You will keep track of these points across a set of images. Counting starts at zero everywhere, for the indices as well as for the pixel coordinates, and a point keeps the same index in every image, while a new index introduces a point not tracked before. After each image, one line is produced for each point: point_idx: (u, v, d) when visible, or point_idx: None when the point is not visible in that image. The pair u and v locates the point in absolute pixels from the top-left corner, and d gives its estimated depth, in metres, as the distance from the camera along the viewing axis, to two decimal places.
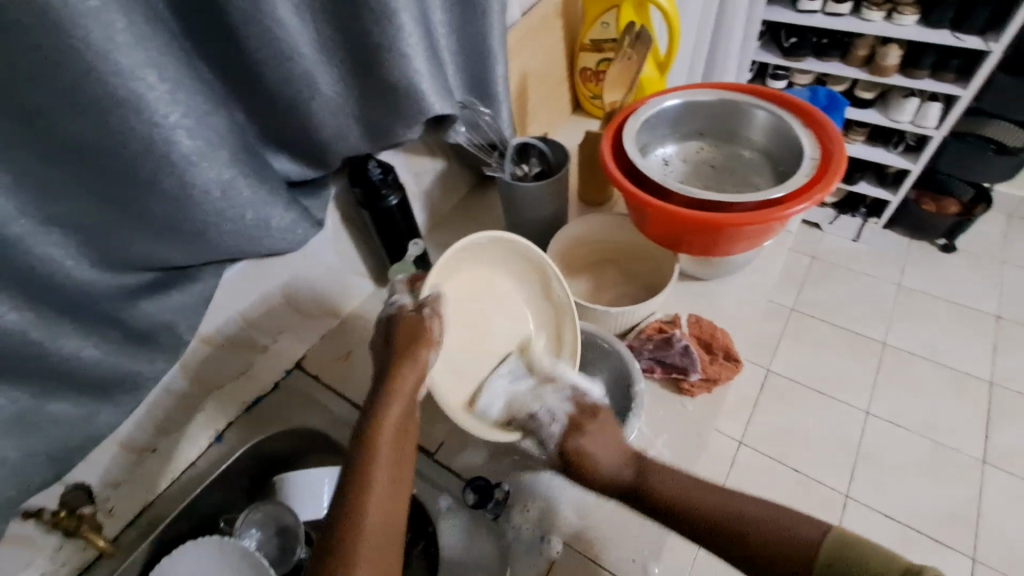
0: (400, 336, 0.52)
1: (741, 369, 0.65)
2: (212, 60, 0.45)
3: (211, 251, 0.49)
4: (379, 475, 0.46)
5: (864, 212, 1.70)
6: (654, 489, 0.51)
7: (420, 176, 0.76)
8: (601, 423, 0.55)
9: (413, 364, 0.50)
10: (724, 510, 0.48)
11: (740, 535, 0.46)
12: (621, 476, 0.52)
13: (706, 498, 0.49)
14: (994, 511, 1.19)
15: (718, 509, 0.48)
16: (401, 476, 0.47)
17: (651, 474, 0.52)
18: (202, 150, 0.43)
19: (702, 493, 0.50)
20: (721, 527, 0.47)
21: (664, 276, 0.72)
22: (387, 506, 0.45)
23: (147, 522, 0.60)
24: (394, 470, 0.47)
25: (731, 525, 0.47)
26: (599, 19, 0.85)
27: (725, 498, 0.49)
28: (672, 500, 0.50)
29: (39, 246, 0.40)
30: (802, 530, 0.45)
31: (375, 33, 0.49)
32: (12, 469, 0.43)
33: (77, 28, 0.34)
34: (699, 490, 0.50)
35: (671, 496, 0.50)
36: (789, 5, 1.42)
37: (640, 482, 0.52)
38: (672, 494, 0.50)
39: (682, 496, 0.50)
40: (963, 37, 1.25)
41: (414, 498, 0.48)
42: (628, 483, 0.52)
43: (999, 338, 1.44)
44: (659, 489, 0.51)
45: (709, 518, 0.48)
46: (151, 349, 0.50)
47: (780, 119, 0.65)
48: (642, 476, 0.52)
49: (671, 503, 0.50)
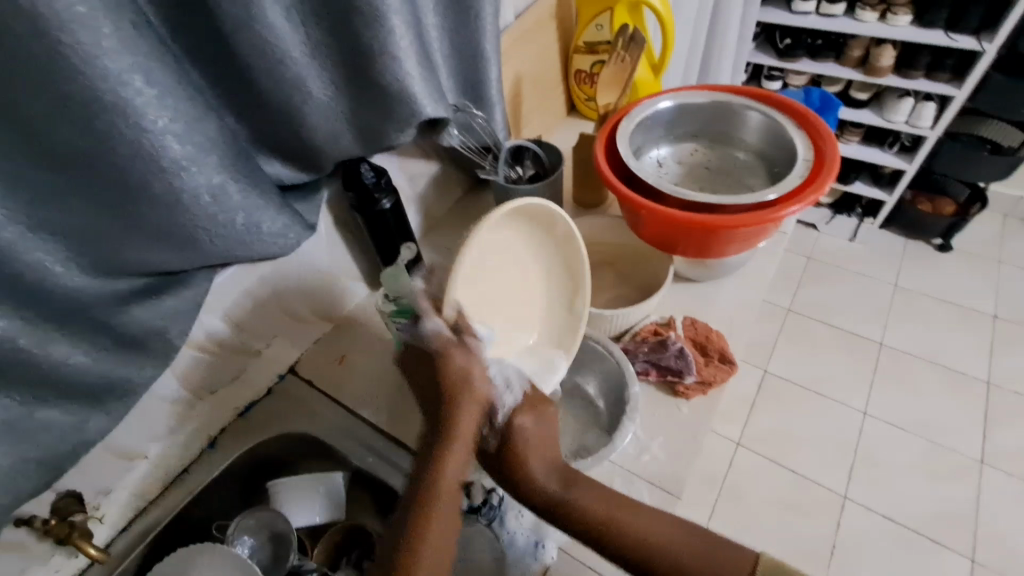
0: (453, 368, 0.51)
1: (736, 371, 0.65)
2: (202, 64, 0.45)
3: (202, 256, 0.49)
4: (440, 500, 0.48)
5: (859, 213, 1.69)
6: (592, 513, 0.49)
7: (415, 179, 0.76)
8: (546, 424, 0.54)
9: (472, 400, 0.51)
10: (658, 536, 0.47)
11: (669, 560, 0.46)
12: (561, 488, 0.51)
13: (638, 524, 0.48)
14: (992, 511, 1.19)
15: (652, 534, 0.48)
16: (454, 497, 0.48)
17: (584, 492, 0.51)
18: (193, 154, 0.43)
19: (637, 516, 0.49)
20: (654, 556, 0.47)
21: (659, 278, 0.72)
22: (444, 532, 0.47)
23: (140, 529, 0.60)
24: (450, 497, 0.48)
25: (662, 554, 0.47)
26: (592, 22, 0.85)
27: (657, 523, 0.48)
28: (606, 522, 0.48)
29: (29, 252, 0.39)
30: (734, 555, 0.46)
31: (366, 36, 0.49)
32: (0, 477, 0.42)
33: (63, 33, 0.33)
34: (635, 513, 0.49)
35: (609, 518, 0.49)
36: (783, 6, 1.42)
37: (576, 499, 0.50)
38: (604, 515, 0.49)
39: (618, 522, 0.48)
40: (957, 37, 1.25)
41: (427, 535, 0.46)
42: (565, 500, 0.50)
43: (995, 338, 1.44)
44: (597, 508, 0.49)
45: (642, 543, 0.47)
46: (142, 355, 0.49)
47: (773, 120, 0.65)
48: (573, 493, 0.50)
49: (605, 524, 0.48)
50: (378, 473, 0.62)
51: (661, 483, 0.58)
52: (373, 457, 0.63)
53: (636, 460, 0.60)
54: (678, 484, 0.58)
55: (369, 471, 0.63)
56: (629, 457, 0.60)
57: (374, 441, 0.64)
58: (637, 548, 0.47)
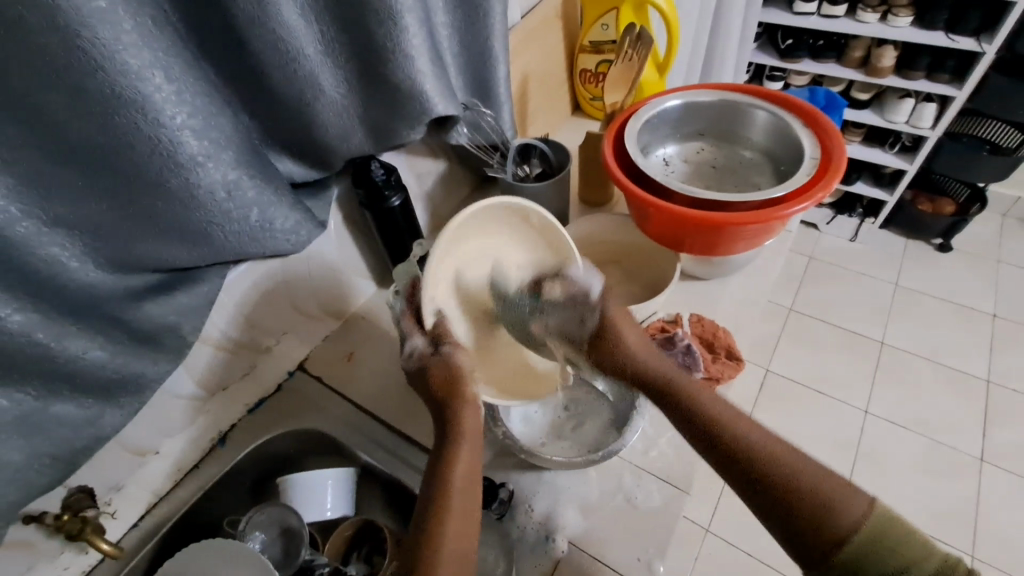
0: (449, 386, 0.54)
1: (743, 367, 0.66)
2: (217, 61, 0.46)
3: (216, 252, 0.49)
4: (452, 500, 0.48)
5: (861, 213, 1.68)
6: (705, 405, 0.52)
7: (423, 177, 0.76)
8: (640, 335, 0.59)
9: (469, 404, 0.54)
10: (774, 445, 0.49)
11: (779, 469, 0.47)
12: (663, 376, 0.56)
13: (755, 434, 0.50)
14: (992, 508, 1.20)
15: (762, 443, 0.49)
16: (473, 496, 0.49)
17: (697, 391, 0.54)
18: (208, 150, 0.43)
19: (749, 425, 0.50)
20: (761, 460, 0.48)
21: (665, 276, 0.73)
22: (466, 531, 0.47)
23: (150, 524, 0.60)
24: (464, 497, 0.49)
25: (772, 462, 0.48)
26: (598, 21, 0.86)
27: (772, 441, 0.49)
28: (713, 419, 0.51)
29: (42, 246, 0.39)
30: (845, 495, 0.45)
31: (379, 34, 0.49)
32: (16, 471, 0.42)
33: (83, 28, 0.34)
34: (751, 422, 0.51)
35: (722, 417, 0.51)
36: (785, 7, 1.43)
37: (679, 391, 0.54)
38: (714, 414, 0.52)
39: (733, 423, 0.50)
40: (957, 38, 1.26)
41: (448, 522, 0.47)
42: (679, 390, 0.54)
43: (995, 337, 1.45)
44: (710, 411, 0.52)
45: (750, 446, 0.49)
46: (155, 350, 0.50)
47: (780, 118, 0.66)
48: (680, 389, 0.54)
49: (714, 421, 0.51)
50: (388, 469, 0.62)
51: (669, 478, 0.59)
52: (382, 453, 0.64)
53: (644, 456, 0.61)
54: (686, 480, 0.59)
55: (378, 467, 0.63)
56: (637, 452, 0.61)
57: (383, 437, 0.65)
58: (745, 448, 0.49)
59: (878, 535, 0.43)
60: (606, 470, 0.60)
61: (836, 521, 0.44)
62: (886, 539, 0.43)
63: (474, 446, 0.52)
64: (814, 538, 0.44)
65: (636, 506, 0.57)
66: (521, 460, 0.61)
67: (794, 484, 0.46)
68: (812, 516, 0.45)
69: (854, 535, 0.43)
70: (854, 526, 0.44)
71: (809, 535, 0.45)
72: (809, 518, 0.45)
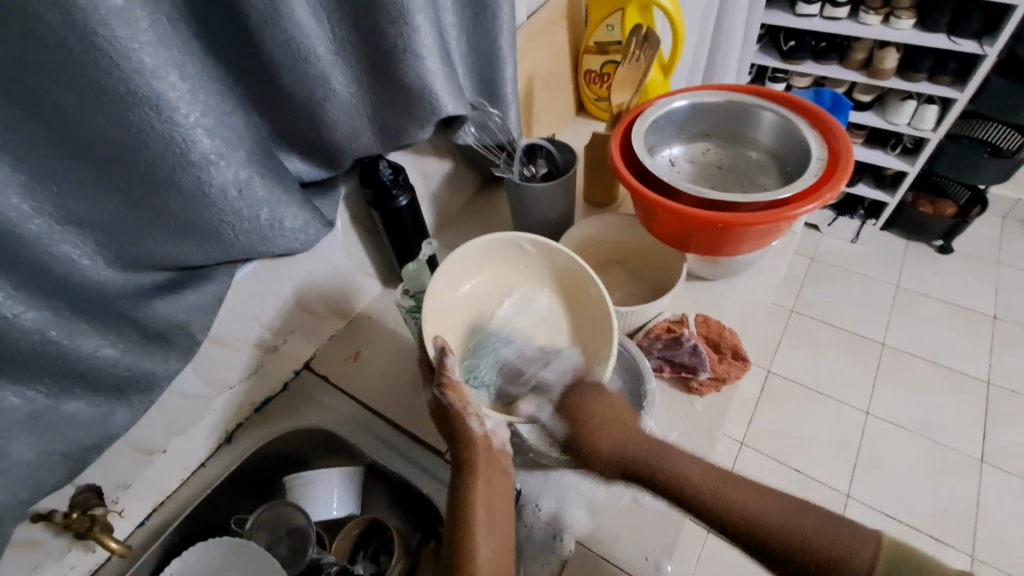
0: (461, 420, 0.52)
1: (750, 368, 0.66)
2: (229, 59, 0.46)
3: (226, 250, 0.49)
4: (479, 519, 0.49)
5: (862, 214, 1.69)
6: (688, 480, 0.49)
7: (429, 177, 0.76)
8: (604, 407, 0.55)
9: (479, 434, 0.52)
10: (769, 512, 0.46)
11: (768, 529, 0.45)
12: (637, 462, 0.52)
13: (736, 492, 0.48)
14: (993, 509, 1.20)
15: (761, 508, 0.47)
16: (500, 517, 0.50)
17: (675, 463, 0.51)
18: (220, 149, 0.43)
19: (741, 490, 0.48)
20: (767, 531, 0.45)
21: (672, 277, 0.72)
22: (496, 544, 0.48)
23: (157, 522, 0.61)
24: (489, 517, 0.49)
25: (774, 529, 0.45)
26: (603, 22, 0.86)
27: (772, 503, 0.47)
28: (697, 488, 0.48)
29: (55, 244, 0.39)
30: (850, 542, 0.44)
31: (389, 33, 0.49)
32: (27, 470, 0.42)
33: (99, 25, 0.34)
34: (743, 487, 0.48)
35: (712, 487, 0.48)
36: (788, 9, 1.43)
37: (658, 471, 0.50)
38: (704, 485, 0.49)
39: (722, 495, 0.48)
40: (959, 41, 1.27)
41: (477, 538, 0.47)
42: (644, 468, 0.51)
43: (995, 338, 1.45)
44: (701, 484, 0.49)
45: (750, 516, 0.46)
46: (164, 348, 0.50)
47: (787, 119, 0.66)
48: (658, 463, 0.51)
49: (710, 493, 0.48)
50: (395, 469, 0.62)
51: None
52: (388, 452, 0.64)
53: None
54: None
55: (384, 467, 0.64)
56: None
57: (390, 435, 0.65)
58: (748, 518, 0.46)
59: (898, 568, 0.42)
60: None
61: (855, 572, 0.42)
62: (912, 574, 0.41)
63: (488, 470, 0.52)
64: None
65: (644, 506, 0.57)
66: (527, 459, 0.61)
67: (796, 545, 0.44)
68: (831, 575, 0.43)
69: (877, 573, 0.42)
70: (877, 568, 0.42)
71: None
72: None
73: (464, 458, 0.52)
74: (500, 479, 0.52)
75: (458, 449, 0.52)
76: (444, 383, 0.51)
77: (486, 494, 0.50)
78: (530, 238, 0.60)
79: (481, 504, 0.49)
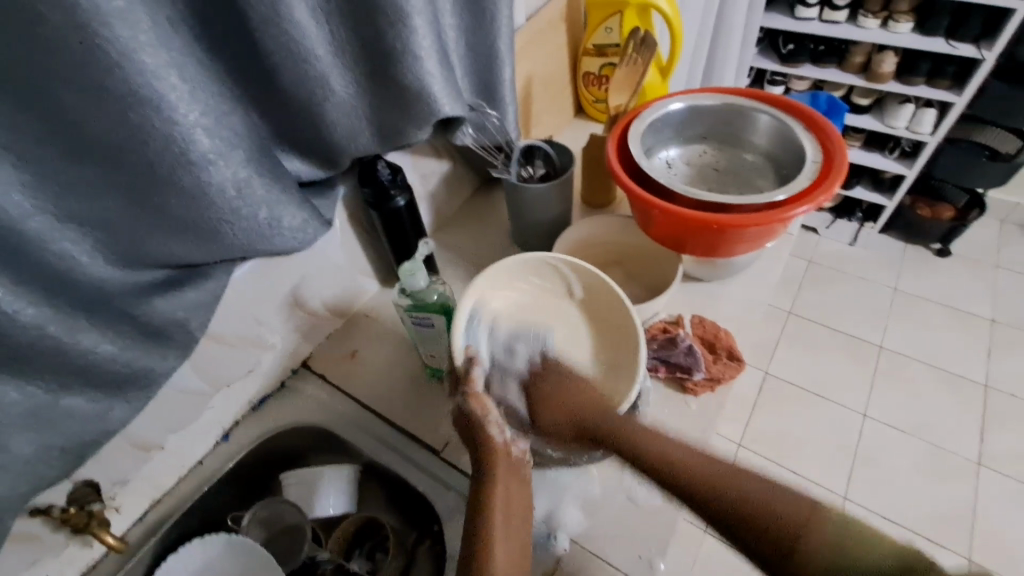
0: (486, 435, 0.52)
1: (744, 368, 0.66)
2: (228, 61, 0.46)
3: (224, 249, 0.50)
4: (497, 524, 0.49)
5: (860, 217, 1.70)
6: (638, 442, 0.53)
7: (427, 177, 0.77)
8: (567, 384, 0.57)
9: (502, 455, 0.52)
10: (718, 468, 0.50)
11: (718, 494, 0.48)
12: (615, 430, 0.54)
13: (681, 456, 0.52)
14: (990, 512, 1.21)
15: (701, 470, 0.50)
16: (517, 518, 0.50)
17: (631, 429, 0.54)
18: (220, 148, 0.44)
19: (692, 458, 0.51)
20: (708, 489, 0.49)
21: (667, 278, 0.73)
22: (511, 549, 0.48)
23: (154, 518, 0.61)
24: (507, 522, 0.49)
25: (717, 490, 0.49)
26: (602, 24, 0.87)
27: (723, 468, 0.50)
28: (652, 450, 0.52)
29: (55, 241, 0.40)
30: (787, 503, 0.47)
31: (388, 35, 0.50)
32: (26, 464, 0.43)
33: (101, 26, 0.34)
34: (691, 454, 0.52)
35: (661, 454, 0.52)
36: (787, 12, 1.44)
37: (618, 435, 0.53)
38: (660, 446, 0.53)
39: (676, 458, 0.51)
40: (957, 45, 1.27)
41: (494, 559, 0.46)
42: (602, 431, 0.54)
43: (993, 342, 1.46)
44: (660, 450, 0.52)
45: (690, 476, 0.50)
46: (163, 345, 0.50)
47: (782, 122, 0.67)
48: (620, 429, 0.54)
49: (663, 458, 0.52)
50: (391, 467, 0.63)
51: None
52: (384, 450, 0.64)
53: None
54: None
55: (380, 465, 0.64)
56: None
57: (386, 433, 0.65)
58: (688, 479, 0.50)
59: (841, 537, 0.44)
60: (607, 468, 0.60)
61: (786, 534, 0.45)
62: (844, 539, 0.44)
63: (511, 488, 0.51)
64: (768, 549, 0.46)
65: (637, 504, 0.58)
66: None
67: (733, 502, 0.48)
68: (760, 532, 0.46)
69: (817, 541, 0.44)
70: (815, 538, 0.45)
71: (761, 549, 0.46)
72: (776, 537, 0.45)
73: (486, 469, 0.51)
74: (519, 485, 0.52)
75: (480, 458, 0.52)
76: (470, 393, 0.53)
77: (506, 501, 0.50)
78: (562, 259, 0.61)
79: (500, 509, 0.49)
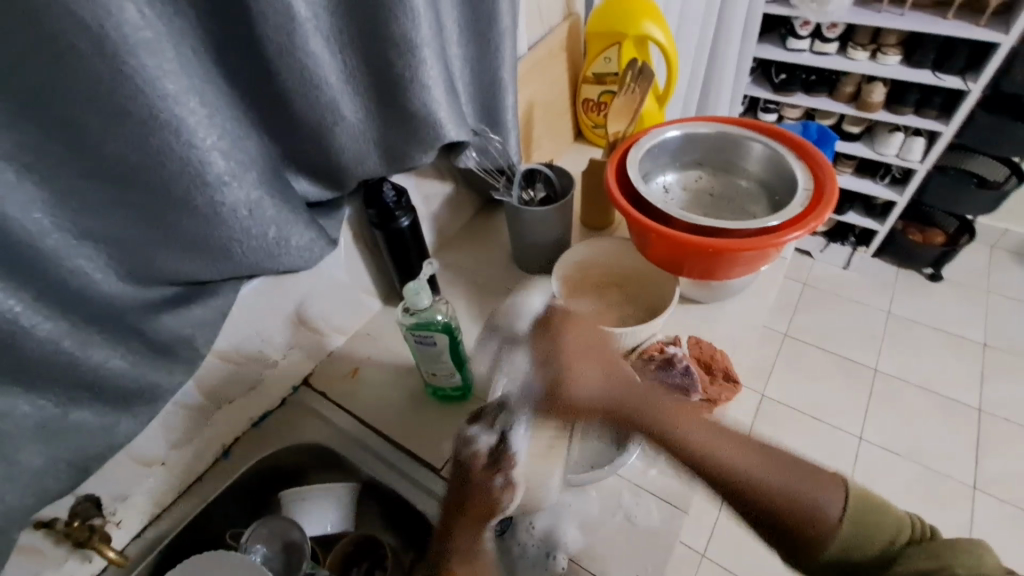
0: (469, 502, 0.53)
1: (739, 390, 0.69)
2: (241, 87, 0.48)
3: (232, 267, 0.51)
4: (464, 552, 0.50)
5: (853, 241, 1.73)
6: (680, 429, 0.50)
7: (430, 199, 0.79)
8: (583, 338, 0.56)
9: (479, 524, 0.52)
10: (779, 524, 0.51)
11: (747, 478, 0.47)
12: (608, 403, 0.53)
13: (730, 450, 0.49)
14: (988, 537, 1.20)
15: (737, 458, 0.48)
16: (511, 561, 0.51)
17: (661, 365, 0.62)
18: (234, 170, 0.45)
19: (731, 450, 0.49)
20: (749, 487, 0.47)
21: (665, 300, 0.74)
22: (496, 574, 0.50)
23: (152, 535, 0.61)
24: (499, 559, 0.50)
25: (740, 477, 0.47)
26: (601, 54, 0.90)
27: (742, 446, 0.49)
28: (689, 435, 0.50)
29: (71, 258, 0.41)
30: (816, 503, 0.46)
31: (399, 65, 0.52)
32: (32, 476, 0.43)
33: (130, 56, 0.36)
34: (741, 450, 0.49)
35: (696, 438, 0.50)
36: (778, 43, 1.49)
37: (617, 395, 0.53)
38: (686, 436, 0.50)
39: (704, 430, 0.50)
40: (944, 77, 1.31)
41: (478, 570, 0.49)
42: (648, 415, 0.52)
43: (986, 365, 1.47)
44: (687, 429, 0.50)
45: (728, 466, 0.48)
46: (171, 360, 0.51)
47: (775, 150, 0.69)
48: (649, 406, 0.53)
49: (692, 440, 0.50)
50: (391, 485, 0.63)
51: (668, 497, 0.60)
52: (383, 467, 0.64)
53: (644, 475, 0.62)
54: (685, 499, 0.60)
55: (378, 483, 0.64)
56: (637, 471, 0.62)
57: (386, 451, 0.66)
58: (734, 476, 0.47)
59: (863, 524, 0.46)
60: (604, 489, 0.61)
61: (810, 526, 0.45)
62: (870, 529, 0.45)
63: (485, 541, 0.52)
64: (795, 539, 0.46)
65: (635, 524, 0.58)
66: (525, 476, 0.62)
67: (756, 486, 0.47)
68: (785, 514, 0.46)
69: (836, 547, 0.45)
70: (832, 534, 0.45)
71: (786, 537, 0.46)
72: (800, 534, 0.46)
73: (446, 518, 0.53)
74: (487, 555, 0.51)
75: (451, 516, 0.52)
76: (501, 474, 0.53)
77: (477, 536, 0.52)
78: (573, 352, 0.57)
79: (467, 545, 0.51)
